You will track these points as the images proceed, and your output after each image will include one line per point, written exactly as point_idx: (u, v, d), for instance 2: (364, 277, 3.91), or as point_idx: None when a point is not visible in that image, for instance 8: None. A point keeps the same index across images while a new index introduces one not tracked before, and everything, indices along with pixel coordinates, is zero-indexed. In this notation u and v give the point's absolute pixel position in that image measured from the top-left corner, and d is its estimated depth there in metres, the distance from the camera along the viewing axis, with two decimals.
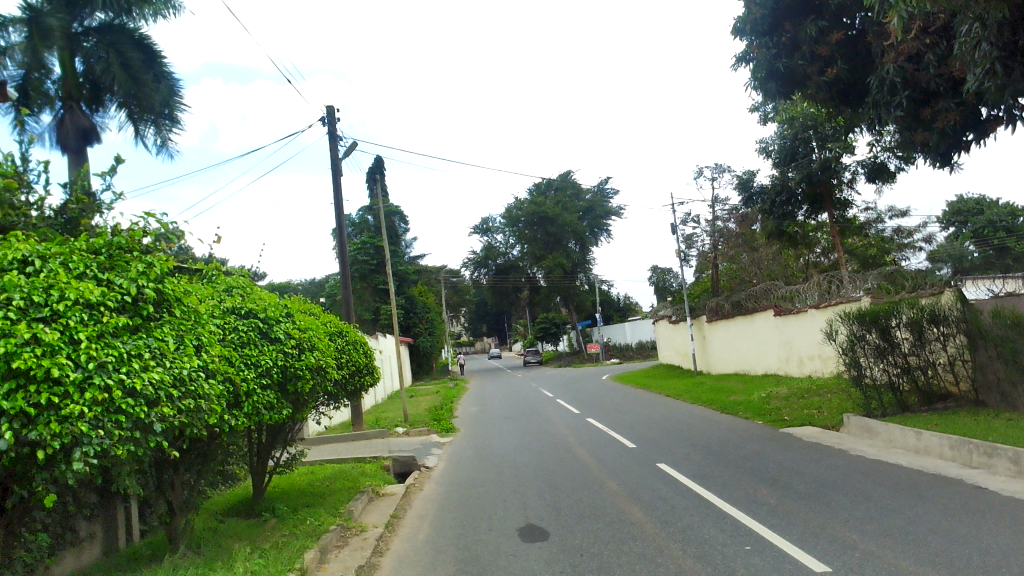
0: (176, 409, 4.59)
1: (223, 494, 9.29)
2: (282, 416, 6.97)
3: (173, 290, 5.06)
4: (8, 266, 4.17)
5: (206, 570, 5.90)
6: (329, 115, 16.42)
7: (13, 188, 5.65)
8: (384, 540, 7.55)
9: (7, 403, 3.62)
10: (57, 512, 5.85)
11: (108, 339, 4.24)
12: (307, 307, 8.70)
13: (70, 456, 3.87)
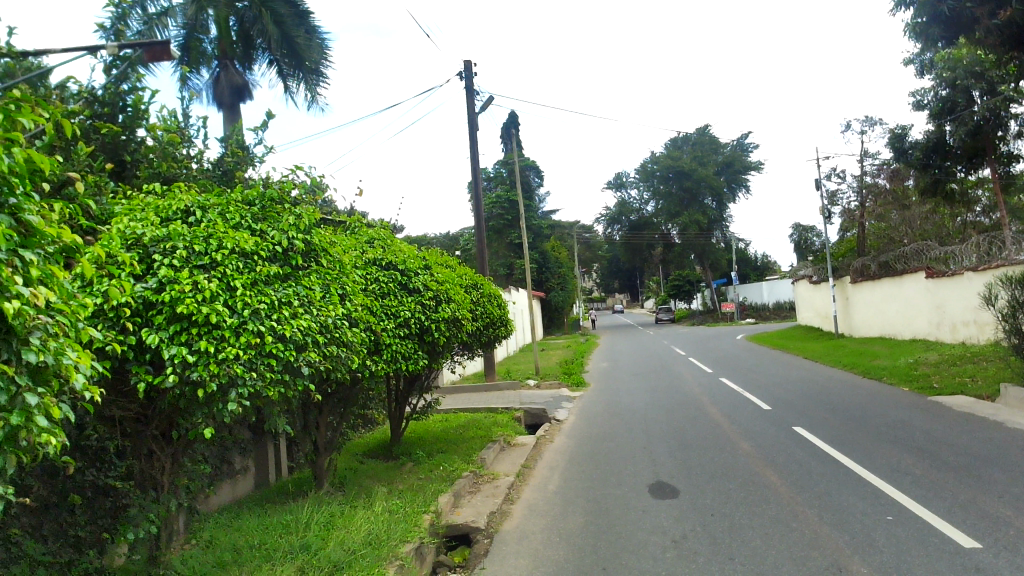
0: (322, 354, 4.78)
1: (363, 437, 9.74)
2: (419, 365, 7.19)
3: (320, 240, 5.27)
4: (172, 216, 4.48)
5: (350, 507, 6.24)
6: (467, 69, 16.49)
7: (176, 142, 6.02)
8: (516, 489, 7.72)
9: (173, 344, 3.92)
10: (216, 447, 6.32)
11: (261, 286, 4.47)
12: (444, 259, 8.88)
13: (227, 395, 4.09)
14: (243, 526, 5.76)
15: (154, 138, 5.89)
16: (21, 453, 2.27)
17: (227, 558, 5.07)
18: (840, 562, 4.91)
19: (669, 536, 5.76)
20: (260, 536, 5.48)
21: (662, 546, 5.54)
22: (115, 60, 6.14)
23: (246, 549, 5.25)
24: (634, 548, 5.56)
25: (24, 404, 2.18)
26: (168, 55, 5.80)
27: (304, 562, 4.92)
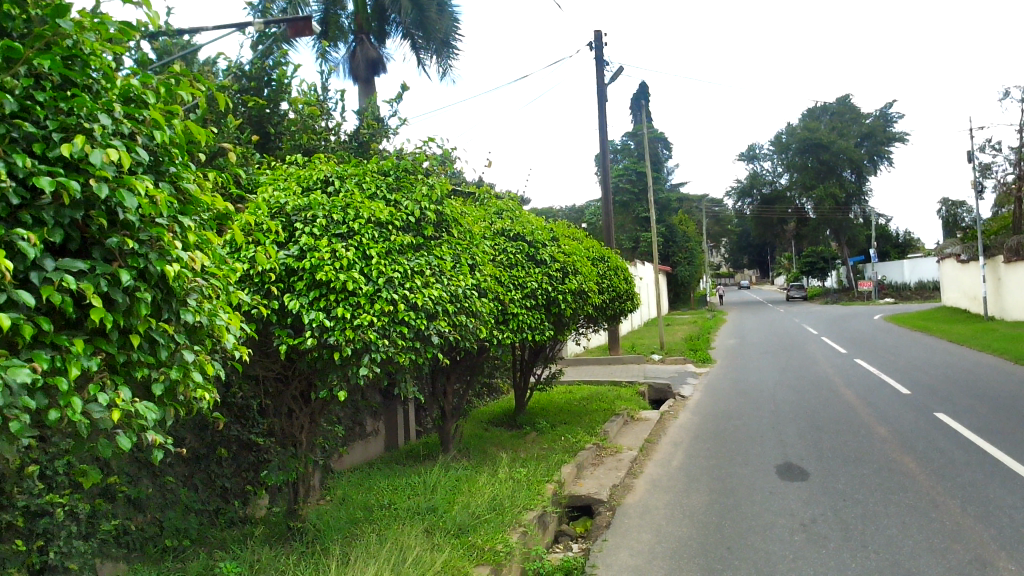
0: (452, 323, 4.87)
1: (488, 405, 9.93)
2: (545, 336, 7.24)
3: (452, 212, 5.36)
4: (312, 186, 4.67)
5: (475, 472, 6.38)
6: (597, 39, 16.29)
7: (317, 115, 6.24)
8: (638, 463, 7.69)
9: (313, 310, 4.11)
10: (350, 409, 6.59)
11: (395, 256, 4.59)
12: (572, 232, 8.88)
13: (361, 359, 4.25)
14: (374, 485, 6.00)
15: (295, 111, 6.12)
16: (178, 406, 2.44)
17: (359, 516, 5.30)
18: (983, 556, 4.65)
19: (798, 519, 5.60)
20: (390, 496, 5.69)
21: (790, 529, 5.40)
22: (261, 35, 6.39)
23: (375, 508, 5.47)
24: (759, 529, 5.46)
25: (182, 360, 2.34)
26: (311, 31, 6.01)
27: (430, 524, 5.08)
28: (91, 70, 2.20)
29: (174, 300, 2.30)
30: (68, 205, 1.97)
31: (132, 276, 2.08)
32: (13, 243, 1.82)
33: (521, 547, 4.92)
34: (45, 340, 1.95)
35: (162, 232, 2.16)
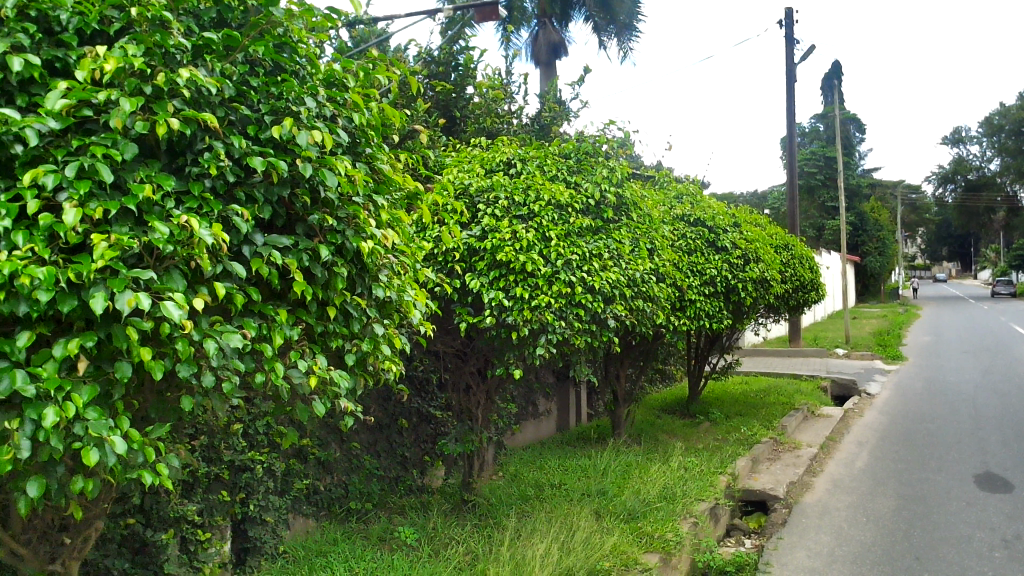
0: (629, 307, 4.82)
1: (660, 392, 9.81)
2: (722, 325, 7.04)
3: (631, 195, 5.29)
4: (495, 168, 4.76)
5: (646, 459, 6.32)
6: (788, 17, 15.54)
7: (501, 99, 6.35)
8: (819, 461, 7.35)
9: (492, 289, 4.21)
10: (524, 389, 6.71)
11: (573, 238, 4.59)
12: (755, 218, 8.57)
13: (538, 340, 4.30)
14: (545, 465, 6.09)
15: (480, 95, 6.26)
16: (368, 376, 2.55)
17: (531, 493, 5.39)
18: None
19: (999, 535, 5.15)
20: (561, 476, 5.75)
21: (990, 544, 4.97)
22: (449, 21, 6.57)
23: (546, 487, 5.54)
24: (954, 541, 5.07)
25: (373, 333, 2.45)
26: (498, 15, 6.10)
27: (600, 507, 5.09)
28: (298, 56, 2.33)
29: (367, 276, 2.41)
30: (277, 183, 2.11)
31: (331, 251, 2.19)
32: (230, 218, 1.97)
33: (691, 538, 4.83)
34: (254, 309, 2.09)
35: (358, 210, 2.26)
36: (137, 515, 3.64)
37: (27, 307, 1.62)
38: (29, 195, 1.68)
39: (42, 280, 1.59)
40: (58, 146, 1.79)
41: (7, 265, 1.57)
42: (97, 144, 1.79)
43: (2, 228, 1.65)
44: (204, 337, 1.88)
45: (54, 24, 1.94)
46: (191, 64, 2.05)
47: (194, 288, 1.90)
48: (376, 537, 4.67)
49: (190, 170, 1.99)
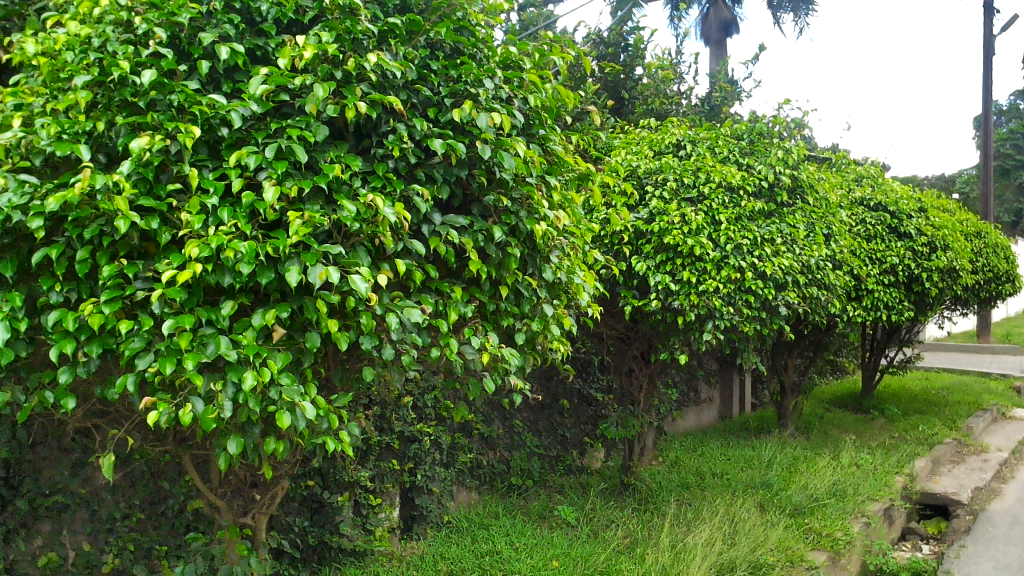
0: (802, 294, 4.62)
1: (830, 384, 9.38)
2: (903, 316, 6.63)
3: (808, 177, 5.05)
4: (664, 150, 4.66)
5: (815, 453, 6.07)
6: None
7: (670, 79, 6.23)
8: (1010, 467, 6.80)
9: (659, 273, 4.20)
10: (686, 374, 6.61)
11: (745, 222, 4.43)
12: (944, 203, 7.98)
13: (704, 325, 4.24)
14: (707, 453, 5.98)
15: (649, 76, 6.17)
16: (537, 356, 2.59)
17: (692, 481, 5.31)
18: None
19: None
20: (723, 465, 5.63)
21: None
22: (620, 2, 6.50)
23: (708, 475, 5.43)
24: None
25: (543, 313, 2.48)
26: None
27: (765, 499, 4.94)
28: (477, 39, 2.36)
29: (538, 257, 2.43)
30: (455, 164, 2.16)
31: (505, 231, 2.22)
32: (411, 197, 2.04)
33: (863, 538, 4.61)
34: (431, 286, 2.16)
35: (532, 190, 2.27)
36: (316, 477, 3.88)
37: (231, 279, 1.75)
38: (234, 175, 1.81)
39: (244, 254, 1.71)
40: (258, 129, 1.92)
41: (215, 240, 1.70)
42: (292, 127, 1.90)
43: (210, 205, 1.79)
44: (385, 312, 1.96)
45: (256, 15, 2.07)
46: (376, 48, 2.13)
47: (378, 264, 1.99)
48: (536, 514, 4.76)
49: (374, 152, 2.07)
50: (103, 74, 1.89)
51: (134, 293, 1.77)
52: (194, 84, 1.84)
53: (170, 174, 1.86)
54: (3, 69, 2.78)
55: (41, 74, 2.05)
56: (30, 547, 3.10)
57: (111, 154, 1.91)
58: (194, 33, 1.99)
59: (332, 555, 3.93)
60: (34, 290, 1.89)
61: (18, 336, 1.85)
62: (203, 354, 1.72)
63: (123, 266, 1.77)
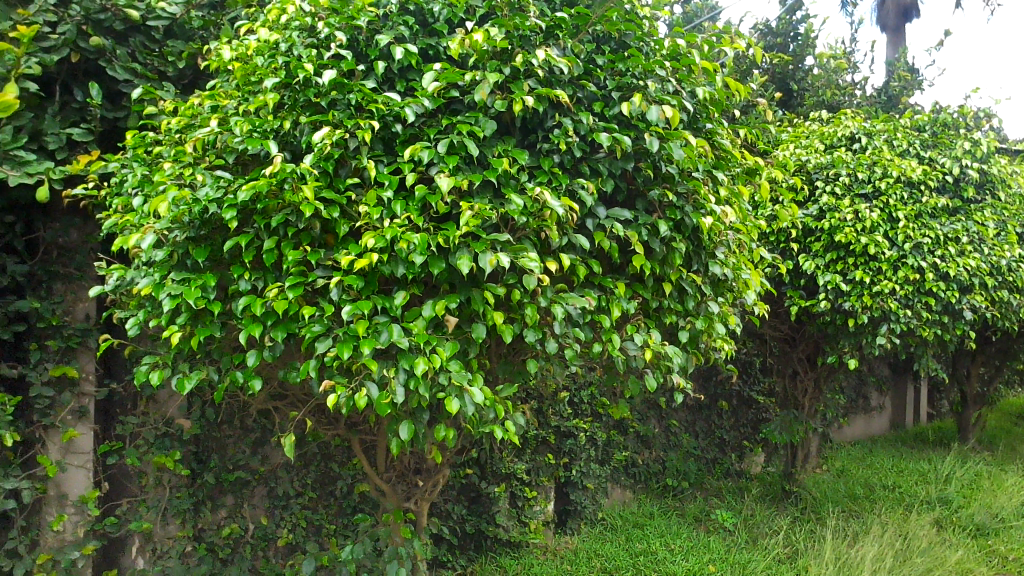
0: (990, 298, 4.28)
1: (1018, 397, 8.67)
2: None
3: (999, 171, 4.65)
4: (836, 144, 4.41)
5: (1000, 470, 5.62)
6: None
7: (843, 70, 5.93)
8: None
9: (829, 272, 4.03)
10: (854, 380, 6.29)
11: (926, 219, 4.14)
12: None
13: (879, 329, 4.03)
14: (877, 464, 5.67)
15: (821, 66, 5.90)
16: (700, 355, 2.54)
17: (861, 493, 5.04)
18: None
19: None
20: (895, 478, 5.32)
21: None
22: None
23: (878, 488, 5.15)
24: None
25: (707, 311, 2.42)
26: None
27: (942, 516, 4.62)
28: (644, 32, 2.31)
29: (703, 253, 2.37)
30: (621, 158, 2.14)
31: (670, 226, 2.17)
32: (577, 191, 2.04)
33: None
34: (595, 281, 2.16)
35: (698, 184, 2.22)
36: (474, 467, 3.97)
37: (404, 269, 1.82)
38: (408, 169, 1.88)
39: (416, 245, 1.77)
40: (430, 124, 1.98)
41: (389, 232, 1.78)
42: (462, 122, 1.94)
43: (385, 198, 1.87)
44: (551, 304, 1.96)
45: (428, 16, 2.13)
46: (544, 43, 2.14)
47: (543, 257, 2.00)
48: (692, 517, 4.67)
49: (540, 147, 2.09)
50: (289, 76, 2.01)
51: (316, 281, 1.87)
52: (371, 83, 1.92)
53: (349, 169, 1.95)
54: (200, 75, 3.02)
55: (234, 78, 2.20)
56: (216, 517, 3.36)
57: (295, 151, 2.03)
58: (371, 35, 2.08)
59: (488, 544, 4.02)
60: (226, 277, 2.04)
61: (212, 319, 2.01)
62: (377, 341, 1.80)
63: (306, 255, 1.88)
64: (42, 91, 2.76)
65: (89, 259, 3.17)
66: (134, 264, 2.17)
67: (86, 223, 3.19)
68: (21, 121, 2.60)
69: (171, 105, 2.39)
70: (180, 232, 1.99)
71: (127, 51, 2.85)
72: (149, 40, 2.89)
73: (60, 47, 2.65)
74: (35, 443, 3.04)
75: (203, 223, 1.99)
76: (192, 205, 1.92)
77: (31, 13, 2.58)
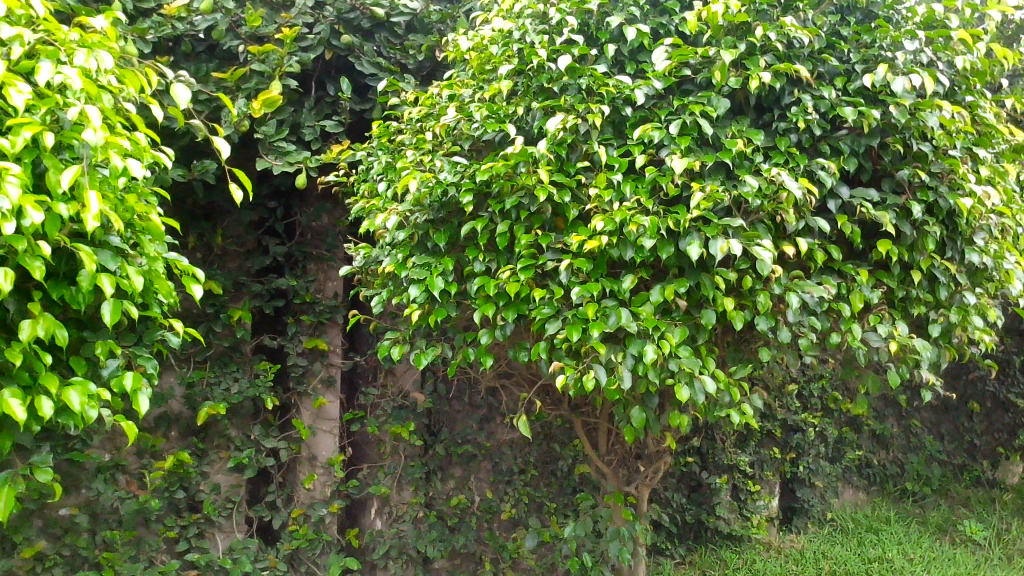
0: None
1: None
2: None
3: None
4: None
5: None
6: None
7: None
8: None
9: None
10: None
11: None
12: None
13: None
14: None
15: None
16: (953, 350, 2.33)
17: None
18: None
19: None
20: None
21: None
22: None
23: None
24: None
25: (962, 303, 2.21)
26: None
27: None
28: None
29: (960, 239, 2.15)
30: (866, 134, 1.99)
31: (922, 209, 2.00)
32: (816, 172, 1.92)
33: None
34: (834, 267, 2.04)
35: (955, 163, 2.01)
36: (695, 456, 3.91)
37: (633, 253, 1.83)
38: (638, 152, 1.87)
39: (646, 228, 1.76)
40: (661, 106, 1.95)
41: (619, 214, 1.78)
42: (694, 103, 1.89)
43: (615, 181, 1.87)
44: (785, 291, 1.88)
45: None
46: (782, 17, 2.03)
47: (778, 242, 1.93)
48: (935, 525, 4.34)
49: (777, 126, 1.99)
50: (522, 62, 2.05)
51: (546, 263, 1.92)
52: (601, 66, 1.92)
53: (579, 152, 1.98)
54: (438, 65, 3.14)
55: (470, 67, 2.29)
56: (446, 487, 3.54)
57: (527, 136, 2.08)
58: (603, 18, 2.07)
59: (707, 536, 3.94)
60: (462, 259, 2.15)
61: (449, 297, 2.11)
62: (606, 324, 1.82)
63: (537, 238, 1.93)
64: (301, 87, 3.02)
65: (338, 241, 3.44)
66: (379, 245, 2.33)
67: (335, 208, 3.46)
68: (284, 114, 2.87)
69: (413, 95, 2.52)
70: (421, 215, 2.12)
71: (374, 46, 3.05)
72: (393, 36, 3.07)
73: (316, 46, 2.88)
74: (292, 408, 3.37)
75: (442, 206, 2.10)
76: (433, 188, 2.03)
77: (292, 17, 2.82)
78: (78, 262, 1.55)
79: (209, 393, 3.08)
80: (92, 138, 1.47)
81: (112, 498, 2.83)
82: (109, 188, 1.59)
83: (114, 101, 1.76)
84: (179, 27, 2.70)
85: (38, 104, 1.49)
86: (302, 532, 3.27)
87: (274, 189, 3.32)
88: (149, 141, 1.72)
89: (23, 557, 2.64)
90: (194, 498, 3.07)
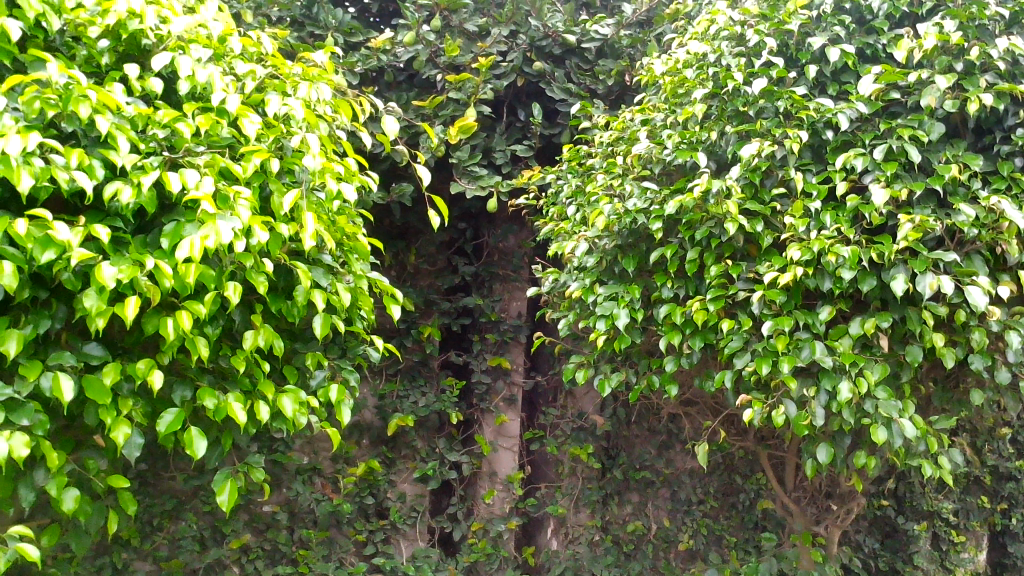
0: None
1: None
2: None
3: None
4: None
5: None
6: None
7: None
8: None
9: None
10: None
11: None
12: None
13: None
14: None
15: None
16: None
17: None
18: None
19: None
20: None
21: None
22: None
23: None
24: None
25: None
26: None
27: None
28: None
29: None
30: None
31: None
32: None
33: None
34: None
35: None
36: (890, 499, 3.67)
37: (830, 284, 1.75)
38: (839, 178, 1.79)
39: (846, 259, 1.68)
40: (866, 129, 1.86)
41: (817, 243, 1.71)
42: (903, 126, 1.78)
43: (814, 209, 1.80)
44: (1005, 328, 1.73)
45: (867, 13, 1.99)
46: (1007, 33, 1.85)
47: (997, 275, 1.78)
48: None
49: (999, 150, 1.84)
50: (717, 86, 2.02)
51: (737, 293, 1.88)
52: (801, 90, 1.85)
53: (775, 179, 1.92)
54: (627, 89, 3.15)
55: (663, 90, 2.28)
56: (622, 512, 3.50)
57: (721, 160, 2.06)
58: (804, 37, 2.00)
59: None
60: (648, 284, 2.14)
61: (634, 325, 2.11)
62: (799, 357, 1.76)
63: (728, 267, 1.89)
64: (493, 113, 3.13)
65: (523, 262, 3.52)
66: (567, 269, 2.36)
67: (522, 230, 3.54)
68: (477, 140, 2.98)
69: (603, 119, 2.55)
70: (609, 240, 2.13)
71: (565, 72, 3.11)
72: (583, 62, 3.11)
73: (509, 73, 2.99)
74: (475, 424, 3.50)
75: (631, 232, 2.10)
76: (622, 216, 2.04)
77: (488, 46, 2.92)
78: (296, 278, 1.68)
79: (399, 405, 3.23)
80: (311, 164, 1.60)
81: (309, 499, 3.02)
82: (323, 210, 1.72)
83: (330, 129, 1.90)
84: (384, 59, 2.86)
85: (267, 133, 1.64)
86: (480, 546, 3.33)
87: (464, 210, 3.44)
88: (358, 166, 1.83)
89: (230, 548, 2.85)
90: (382, 505, 3.23)
